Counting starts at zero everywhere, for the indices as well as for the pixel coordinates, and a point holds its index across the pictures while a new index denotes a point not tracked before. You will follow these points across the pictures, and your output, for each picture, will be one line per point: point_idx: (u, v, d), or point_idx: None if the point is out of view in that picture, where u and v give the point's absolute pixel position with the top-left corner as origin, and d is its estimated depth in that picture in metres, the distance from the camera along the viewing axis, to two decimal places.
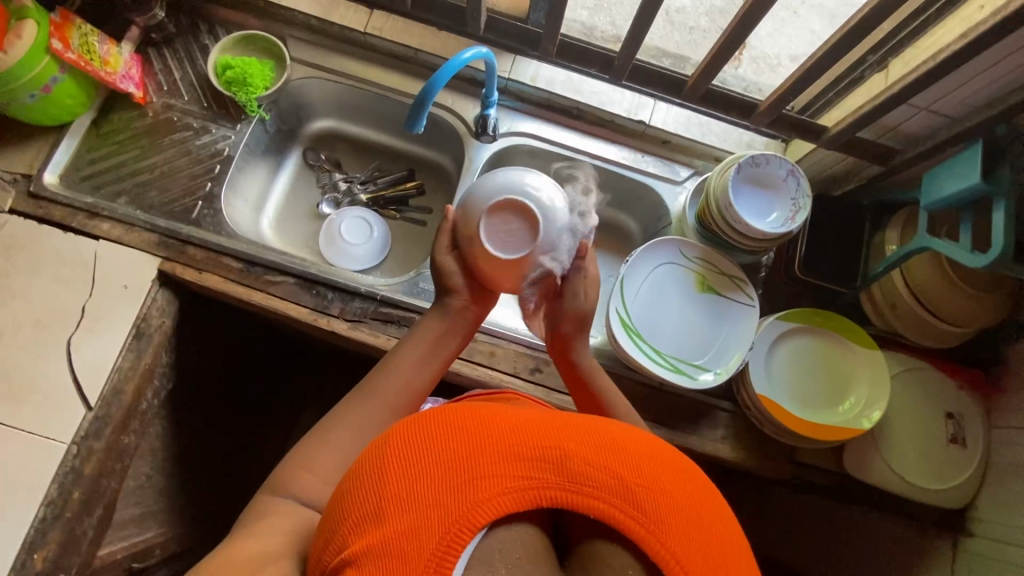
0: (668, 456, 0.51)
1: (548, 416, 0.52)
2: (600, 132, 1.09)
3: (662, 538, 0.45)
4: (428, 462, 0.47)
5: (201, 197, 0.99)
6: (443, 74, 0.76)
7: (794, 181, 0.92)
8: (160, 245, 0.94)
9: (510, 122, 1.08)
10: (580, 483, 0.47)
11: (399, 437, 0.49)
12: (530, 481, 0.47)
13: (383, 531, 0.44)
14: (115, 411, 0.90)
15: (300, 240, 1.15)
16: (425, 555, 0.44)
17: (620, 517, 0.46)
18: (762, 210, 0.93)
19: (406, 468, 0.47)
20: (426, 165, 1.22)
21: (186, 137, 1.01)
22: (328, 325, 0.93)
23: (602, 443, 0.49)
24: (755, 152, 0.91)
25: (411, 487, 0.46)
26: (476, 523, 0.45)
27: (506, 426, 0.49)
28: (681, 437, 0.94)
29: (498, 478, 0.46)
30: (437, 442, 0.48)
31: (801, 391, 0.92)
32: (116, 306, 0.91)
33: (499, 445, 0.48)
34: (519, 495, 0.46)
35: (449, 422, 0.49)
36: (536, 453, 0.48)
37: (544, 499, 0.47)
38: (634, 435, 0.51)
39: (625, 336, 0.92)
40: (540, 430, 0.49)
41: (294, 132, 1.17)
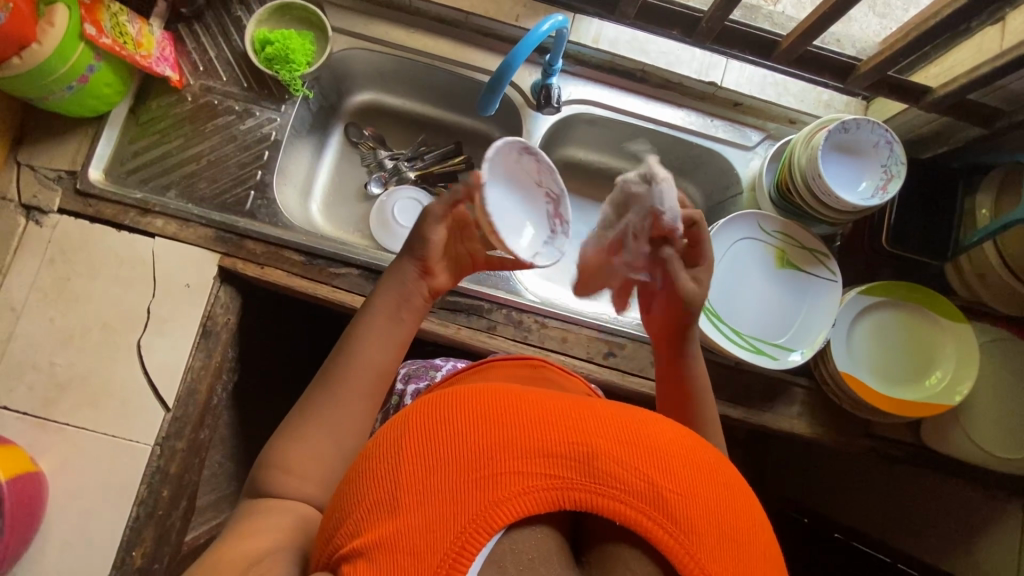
0: (702, 457, 0.46)
1: (580, 406, 0.47)
2: (665, 95, 1.02)
3: (688, 546, 0.41)
4: (447, 451, 0.43)
5: (252, 186, 0.94)
6: (521, 50, 0.70)
7: (888, 149, 0.86)
8: (218, 240, 0.90)
9: (570, 89, 1.00)
10: (607, 484, 0.42)
11: (420, 418, 0.45)
12: (553, 479, 0.42)
13: (398, 522, 0.40)
14: (192, 411, 0.89)
15: (350, 223, 1.11)
16: (440, 552, 0.40)
17: (648, 524, 0.42)
18: (851, 181, 0.87)
19: (426, 455, 0.43)
20: (475, 137, 1.16)
21: (229, 122, 0.96)
22: None
23: (636, 436, 0.45)
24: (847, 117, 0.85)
25: (428, 475, 0.42)
26: (496, 522, 0.41)
27: (535, 417, 0.45)
28: (758, 415, 0.93)
29: (520, 476, 0.42)
30: (459, 430, 0.44)
31: (885, 367, 0.90)
32: (181, 305, 0.89)
33: (524, 437, 0.43)
34: (541, 494, 0.42)
35: (477, 407, 0.45)
36: (565, 450, 0.43)
37: (566, 500, 0.42)
38: (668, 431, 0.47)
39: (706, 319, 0.88)
40: (570, 423, 0.45)
41: (336, 107, 1.11)
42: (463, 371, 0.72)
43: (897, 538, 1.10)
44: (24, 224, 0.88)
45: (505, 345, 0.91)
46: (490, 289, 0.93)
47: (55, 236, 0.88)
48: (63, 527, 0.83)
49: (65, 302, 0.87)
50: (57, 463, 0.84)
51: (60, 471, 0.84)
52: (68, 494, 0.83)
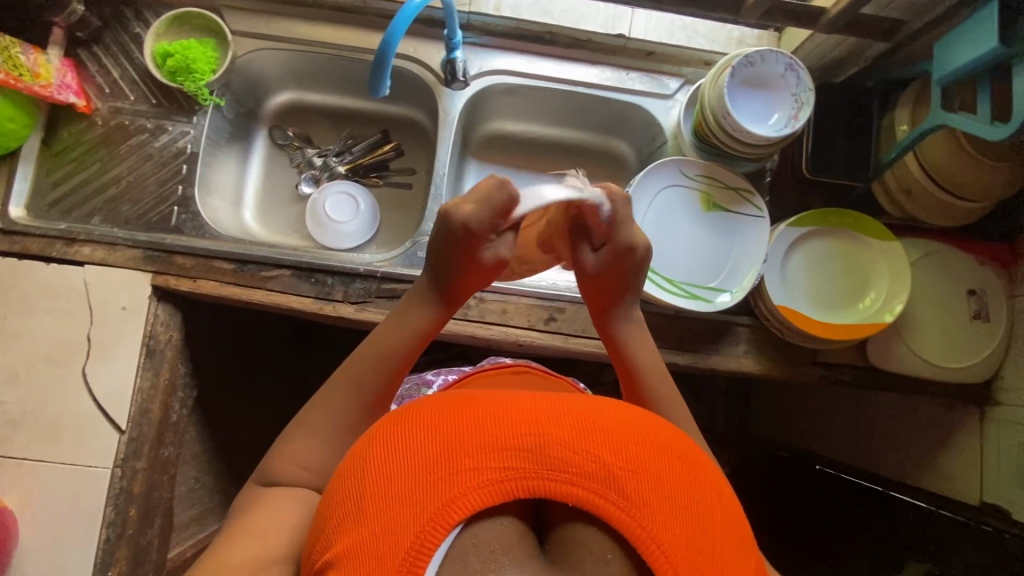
0: (656, 434, 0.46)
1: (532, 399, 0.47)
2: (576, 54, 1.01)
3: (642, 520, 0.41)
4: (406, 455, 0.44)
5: (175, 202, 0.94)
6: (397, 25, 0.70)
7: (794, 77, 0.85)
8: (147, 260, 0.91)
9: (480, 62, 1.00)
10: (560, 468, 0.42)
11: (384, 432, 0.47)
12: (508, 471, 0.42)
13: (360, 529, 0.42)
14: (148, 429, 0.90)
15: (287, 226, 1.11)
16: (399, 553, 0.40)
17: (605, 505, 0.42)
18: (761, 113, 0.87)
19: (386, 462, 0.44)
20: (400, 123, 1.15)
21: (143, 140, 0.95)
22: (335, 312, 0.91)
23: (588, 421, 0.45)
24: (749, 50, 0.84)
25: (387, 481, 0.43)
26: (451, 520, 0.41)
27: (490, 413, 0.45)
28: (704, 359, 0.94)
29: (474, 472, 0.42)
30: (417, 436, 0.45)
31: (818, 294, 0.91)
32: (121, 328, 0.89)
33: (478, 432, 0.44)
34: (498, 488, 0.42)
35: (433, 413, 0.46)
36: (515, 441, 0.43)
37: (521, 491, 0.42)
38: (622, 413, 0.47)
39: None
40: (524, 413, 0.45)
41: (255, 112, 1.10)
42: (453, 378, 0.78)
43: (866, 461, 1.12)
44: None
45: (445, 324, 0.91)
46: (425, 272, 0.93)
47: None
48: (38, 559, 0.85)
49: (5, 341, 0.88)
50: (21, 498, 0.85)
51: (25, 505, 0.85)
52: (37, 525, 0.85)
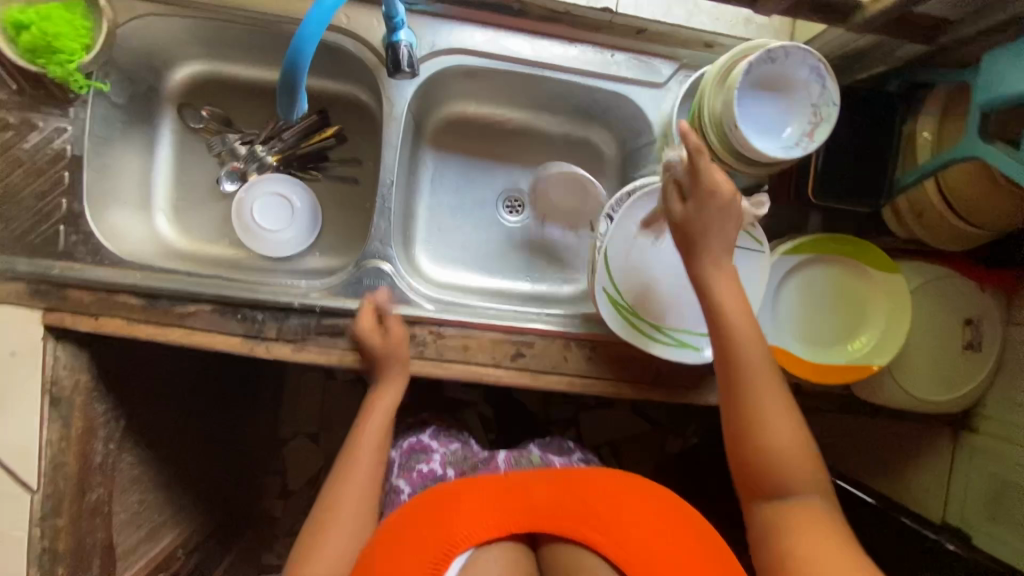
0: (609, 482, 0.70)
1: (513, 475, 0.73)
2: (552, 30, 0.82)
3: (601, 533, 0.63)
4: (418, 538, 0.64)
5: (61, 220, 0.77)
6: (306, 35, 0.57)
7: (817, 83, 0.71)
8: (36, 295, 0.76)
9: (433, 38, 0.81)
10: (534, 509, 0.66)
11: (392, 527, 0.67)
12: (500, 524, 0.65)
13: None
14: (66, 484, 0.81)
15: (210, 231, 0.95)
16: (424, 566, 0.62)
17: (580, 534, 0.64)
18: (772, 122, 0.73)
19: (404, 545, 0.64)
20: (340, 102, 0.95)
21: (7, 140, 0.75)
22: (268, 352, 0.79)
23: (514, 493, 0.69)
24: (772, 43, 0.69)
25: (408, 548, 0.64)
26: (458, 546, 0.63)
27: (484, 480, 0.71)
28: (683, 394, 0.87)
29: (476, 522, 0.65)
30: (424, 503, 0.69)
31: (807, 330, 0.83)
32: (13, 377, 0.76)
33: (477, 493, 0.69)
34: (491, 528, 0.65)
35: (434, 504, 0.68)
36: (504, 484, 0.70)
37: (512, 528, 0.66)
38: (584, 472, 0.73)
39: (615, 313, 0.79)
40: (506, 480, 0.71)
41: (156, 89, 0.90)
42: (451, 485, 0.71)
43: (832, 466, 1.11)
44: None
45: (399, 364, 0.81)
46: (373, 303, 0.81)
47: None
48: None
49: None
50: None
51: None
52: None
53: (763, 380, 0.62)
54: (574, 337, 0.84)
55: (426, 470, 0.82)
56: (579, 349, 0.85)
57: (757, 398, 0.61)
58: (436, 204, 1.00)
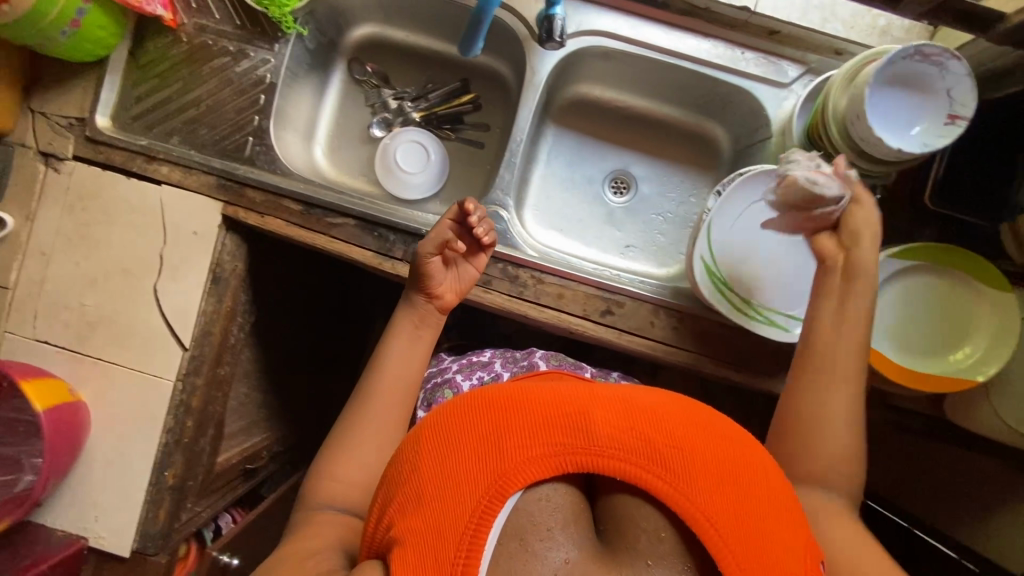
0: (700, 425, 0.50)
1: (568, 392, 0.51)
2: (688, 23, 0.90)
3: (690, 492, 0.45)
4: (450, 481, 0.47)
5: (250, 133, 0.93)
6: None
7: (957, 84, 0.72)
8: (220, 189, 0.92)
9: (580, 19, 0.90)
10: (603, 447, 0.47)
11: (429, 450, 0.51)
12: (554, 446, 0.47)
13: (415, 519, 0.47)
14: (207, 350, 0.95)
15: (356, 169, 1.09)
16: (459, 522, 0.46)
17: (652, 481, 0.46)
18: (904, 120, 0.75)
19: (436, 476, 0.48)
20: (482, 73, 1.08)
21: (225, 64, 0.93)
22: (393, 269, 0.91)
23: (644, 417, 0.49)
24: (928, 43, 0.71)
25: (439, 484, 0.48)
26: (512, 486, 0.46)
27: (522, 411, 0.50)
28: (762, 380, 0.89)
29: (526, 453, 0.47)
30: (459, 450, 0.49)
31: (904, 336, 0.83)
32: (190, 253, 0.92)
33: (522, 425, 0.48)
34: (542, 462, 0.47)
35: (472, 411, 0.51)
36: (545, 452, 0.47)
37: (567, 463, 0.47)
38: (661, 402, 0.51)
39: (711, 285, 0.83)
40: (553, 420, 0.48)
41: (336, 44, 1.06)
42: (505, 400, 0.51)
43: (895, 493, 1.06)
44: (44, 170, 0.92)
45: (500, 300, 0.90)
46: None
47: (72, 182, 0.92)
48: (106, 448, 0.93)
49: (88, 247, 0.93)
50: (94, 394, 0.92)
51: (97, 400, 0.92)
52: (108, 418, 0.92)
53: (838, 477, 0.64)
54: (664, 306, 0.90)
55: (477, 358, 0.95)
56: (667, 316, 0.90)
57: (796, 443, 0.65)
58: (551, 175, 1.10)
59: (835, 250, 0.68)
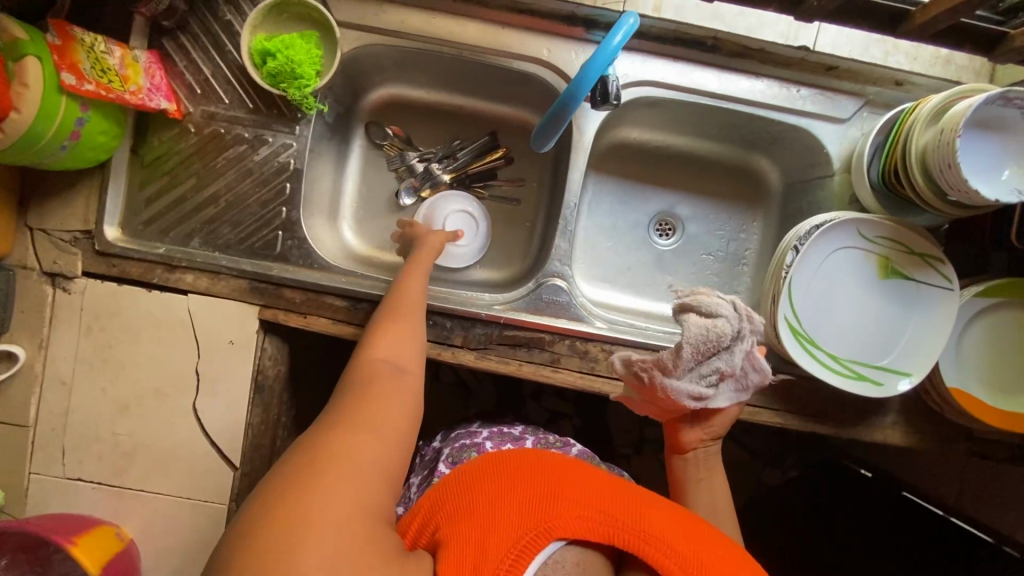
0: (736, 561, 0.56)
1: (633, 490, 0.61)
2: (740, 65, 0.84)
3: None
4: (513, 505, 0.55)
5: (279, 226, 0.85)
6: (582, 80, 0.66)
7: None
8: (254, 291, 0.84)
9: (625, 71, 0.84)
10: (651, 534, 0.54)
11: (502, 477, 0.59)
12: (611, 523, 0.55)
13: (468, 526, 0.54)
14: (259, 465, 0.87)
15: (386, 241, 1.01)
16: (507, 543, 0.52)
17: (675, 565, 0.52)
18: (992, 166, 0.71)
19: (499, 498, 0.56)
20: (511, 125, 1.01)
21: (242, 153, 0.84)
22: (455, 358, 0.84)
23: (691, 532, 0.56)
24: (1013, 87, 0.67)
25: (502, 504, 0.55)
26: (561, 537, 0.53)
27: (596, 489, 0.58)
28: (848, 430, 0.86)
29: (586, 519, 0.54)
30: (528, 486, 0.57)
31: (999, 377, 0.80)
32: (229, 364, 0.84)
33: (592, 499, 0.57)
34: (595, 531, 0.54)
35: (541, 470, 0.60)
36: (604, 519, 0.55)
37: (616, 538, 0.54)
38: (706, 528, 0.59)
39: (796, 346, 0.80)
40: (617, 503, 0.57)
41: (353, 110, 0.98)
42: (580, 472, 0.61)
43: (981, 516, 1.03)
44: (51, 293, 0.83)
45: (572, 379, 0.84)
46: (550, 318, 0.85)
47: (85, 302, 0.83)
48: None
49: (113, 371, 0.84)
50: (140, 531, 0.84)
51: (144, 537, 0.84)
52: (158, 554, 0.84)
53: None
54: None
55: (508, 431, 0.84)
56: None
57: None
58: (594, 224, 1.04)
59: (696, 440, 0.75)
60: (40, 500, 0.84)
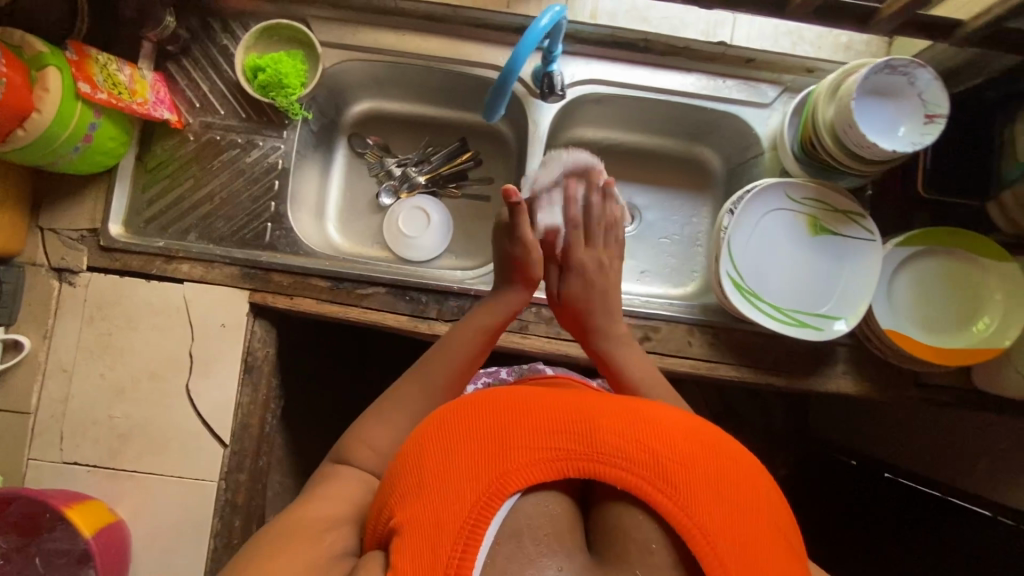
0: (704, 439, 0.53)
1: (580, 399, 0.55)
2: (672, 62, 0.97)
3: (688, 509, 0.47)
4: (459, 467, 0.49)
5: (268, 219, 0.94)
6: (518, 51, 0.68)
7: (930, 87, 0.80)
8: (245, 277, 0.91)
9: (571, 72, 0.96)
10: (610, 456, 0.49)
11: (443, 434, 0.52)
12: (564, 454, 0.50)
13: (421, 501, 0.48)
14: (248, 444, 0.92)
15: (368, 237, 1.10)
16: (462, 513, 0.47)
17: (647, 489, 0.48)
18: (889, 124, 0.81)
19: (444, 466, 0.50)
20: (479, 130, 1.13)
21: (235, 156, 0.94)
22: (430, 330, 0.91)
23: (653, 433, 0.51)
24: (895, 57, 0.79)
25: (449, 467, 0.49)
26: (512, 487, 0.48)
27: (543, 415, 0.52)
28: (799, 380, 0.92)
29: (538, 453, 0.50)
30: (470, 439, 0.51)
31: (925, 318, 0.87)
32: (221, 346, 0.90)
33: (539, 428, 0.51)
34: (548, 466, 0.49)
35: (483, 413, 0.53)
36: (558, 450, 0.50)
37: (571, 469, 0.49)
38: (667, 416, 0.54)
39: (741, 299, 0.87)
40: (567, 423, 0.51)
41: (336, 122, 1.09)
42: (524, 399, 0.54)
43: (946, 475, 1.06)
44: (58, 286, 0.90)
45: (540, 343, 0.91)
46: None
47: (89, 293, 0.90)
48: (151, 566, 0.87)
49: (111, 357, 0.90)
50: (132, 511, 0.88)
51: (136, 516, 0.88)
52: (149, 533, 0.87)
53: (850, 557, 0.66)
54: (697, 324, 0.92)
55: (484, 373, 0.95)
56: (702, 334, 0.92)
57: None
58: None
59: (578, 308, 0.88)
60: (37, 484, 0.88)
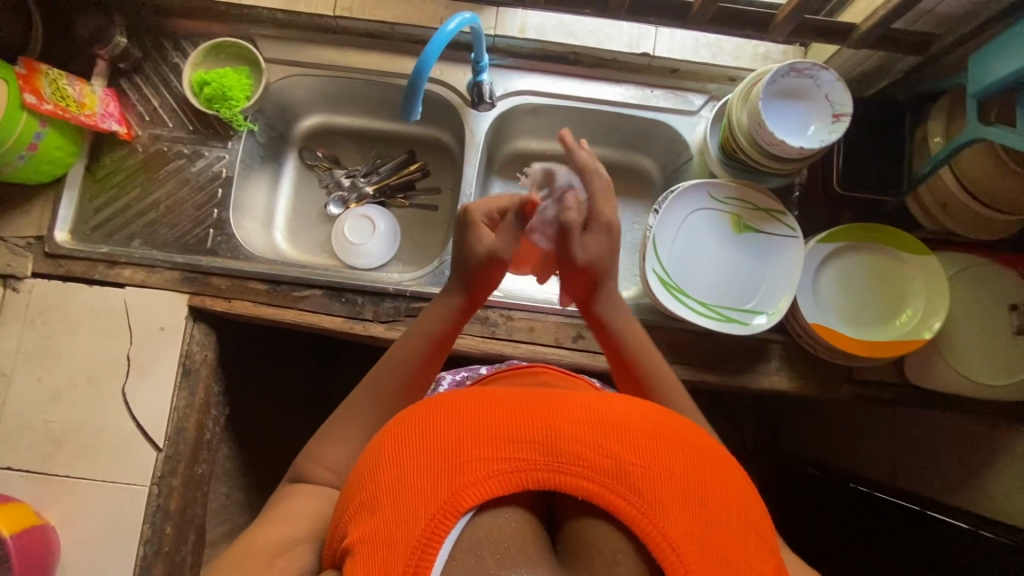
0: (686, 440, 0.46)
1: (553, 397, 0.48)
2: (600, 73, 1.01)
3: (661, 524, 0.41)
4: (412, 478, 0.43)
5: (210, 225, 0.97)
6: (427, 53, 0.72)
7: (834, 88, 0.84)
8: (184, 281, 0.93)
9: (504, 83, 1.01)
10: (577, 464, 0.43)
11: (398, 443, 0.45)
12: (525, 462, 0.43)
13: (371, 516, 0.42)
14: (183, 448, 0.92)
15: (316, 246, 1.13)
16: (414, 531, 0.41)
17: (618, 502, 0.42)
18: (797, 125, 0.85)
19: (396, 476, 0.43)
20: (426, 143, 1.17)
21: (181, 165, 0.98)
22: (365, 330, 0.92)
23: (627, 436, 0.45)
24: (798, 60, 0.83)
25: (400, 478, 0.43)
26: (467, 503, 0.42)
27: (505, 414, 0.45)
28: (733, 377, 0.92)
29: (497, 461, 0.43)
30: (425, 445, 0.44)
31: (848, 313, 0.89)
32: (158, 348, 0.91)
33: (503, 432, 0.44)
34: (509, 478, 0.43)
35: (437, 415, 0.46)
36: (522, 454, 0.43)
37: (531, 481, 0.43)
38: (644, 412, 0.48)
39: (667, 294, 0.89)
40: (530, 425, 0.45)
41: (286, 136, 1.13)
42: (488, 399, 0.47)
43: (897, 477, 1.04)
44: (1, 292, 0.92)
45: (473, 343, 0.92)
46: None
47: (32, 299, 0.92)
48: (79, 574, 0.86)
49: (50, 362, 0.91)
50: (62, 516, 0.87)
51: (65, 521, 0.87)
52: (78, 539, 0.87)
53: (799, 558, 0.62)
54: None
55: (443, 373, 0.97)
56: None
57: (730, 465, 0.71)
58: None
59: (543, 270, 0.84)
60: None
